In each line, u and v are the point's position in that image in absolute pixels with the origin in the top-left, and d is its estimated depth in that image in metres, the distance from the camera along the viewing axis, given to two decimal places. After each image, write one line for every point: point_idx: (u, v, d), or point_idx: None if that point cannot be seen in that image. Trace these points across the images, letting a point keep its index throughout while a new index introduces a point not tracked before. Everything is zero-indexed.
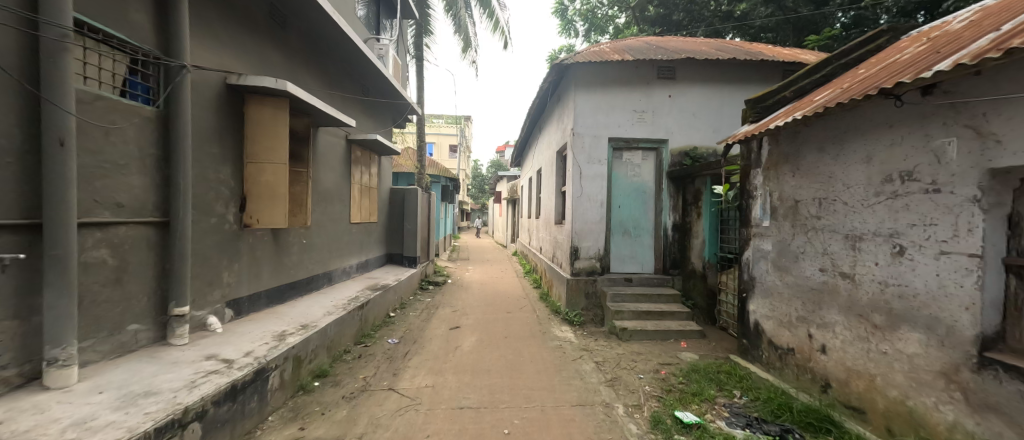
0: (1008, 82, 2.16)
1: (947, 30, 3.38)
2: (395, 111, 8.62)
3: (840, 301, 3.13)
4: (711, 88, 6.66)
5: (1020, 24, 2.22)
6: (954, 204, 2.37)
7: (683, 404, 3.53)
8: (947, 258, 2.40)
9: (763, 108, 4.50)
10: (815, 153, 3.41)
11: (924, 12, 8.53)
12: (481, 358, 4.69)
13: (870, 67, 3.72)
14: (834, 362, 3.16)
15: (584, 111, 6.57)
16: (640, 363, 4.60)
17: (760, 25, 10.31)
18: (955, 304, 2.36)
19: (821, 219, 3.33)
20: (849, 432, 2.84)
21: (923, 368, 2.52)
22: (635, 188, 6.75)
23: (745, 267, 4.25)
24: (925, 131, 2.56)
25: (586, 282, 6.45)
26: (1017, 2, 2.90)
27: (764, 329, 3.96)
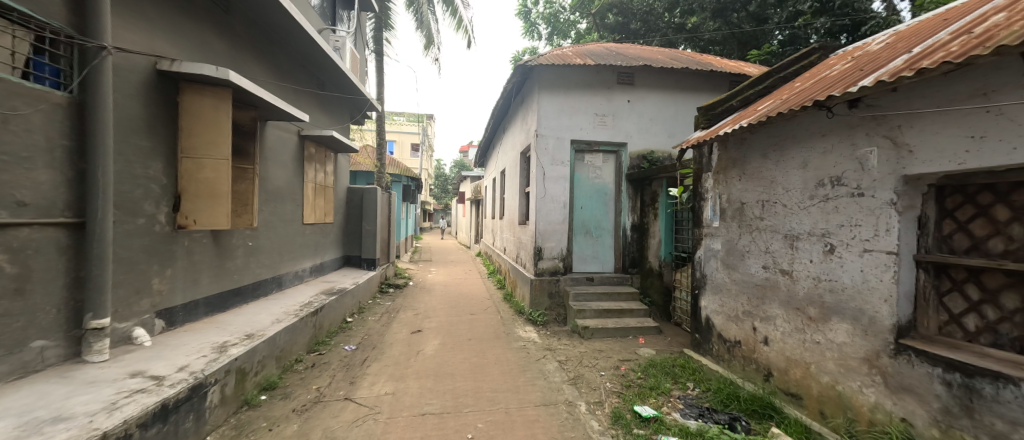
0: (920, 98, 2.41)
1: (868, 50, 3.75)
2: (353, 107, 8.30)
3: (781, 296, 3.36)
4: (667, 94, 6.96)
5: (928, 47, 2.48)
6: (875, 207, 2.61)
7: (641, 398, 3.65)
8: (870, 255, 2.64)
9: (713, 115, 4.78)
10: (759, 159, 3.65)
11: (846, 35, 9.63)
12: (444, 361, 4.59)
13: (805, 80, 4.05)
14: (775, 352, 3.39)
15: (547, 113, 6.65)
16: (601, 360, 4.70)
17: (709, 38, 10.86)
18: (877, 297, 2.60)
19: (764, 220, 3.56)
20: (788, 417, 3.06)
21: (850, 356, 2.75)
22: (596, 189, 6.92)
23: (698, 265, 4.47)
24: (851, 140, 2.81)
25: (549, 282, 6.52)
26: (924, 28, 3.28)
27: (714, 324, 4.18)
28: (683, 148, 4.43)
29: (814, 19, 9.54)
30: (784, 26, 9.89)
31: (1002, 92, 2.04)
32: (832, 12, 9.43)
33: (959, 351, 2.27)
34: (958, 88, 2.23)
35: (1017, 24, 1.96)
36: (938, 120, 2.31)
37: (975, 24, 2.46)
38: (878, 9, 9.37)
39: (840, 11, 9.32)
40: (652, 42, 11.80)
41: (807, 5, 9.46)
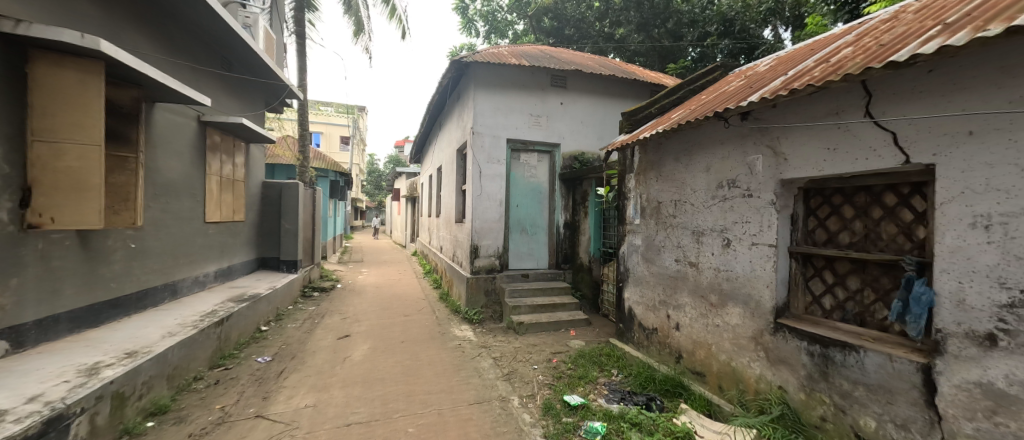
0: (793, 114, 2.84)
1: (758, 70, 4.33)
2: (269, 93, 7.52)
3: (689, 285, 3.75)
4: (596, 99, 7.36)
5: (800, 72, 2.94)
6: (760, 206, 3.03)
7: (571, 388, 3.83)
8: (756, 248, 3.06)
9: (635, 121, 5.19)
10: (672, 162, 4.03)
11: (744, 57, 10.92)
12: (374, 366, 4.38)
13: (710, 93, 4.56)
14: (685, 336, 3.78)
15: (483, 111, 6.64)
16: (534, 354, 4.84)
17: (635, 49, 11.70)
18: (762, 283, 3.02)
19: (676, 218, 3.94)
20: (694, 393, 3.44)
21: (742, 335, 3.17)
22: (531, 188, 7.09)
23: (622, 260, 4.80)
24: (743, 148, 3.23)
25: (485, 280, 6.54)
26: (799, 55, 3.88)
27: (636, 313, 4.53)
28: (609, 150, 4.72)
29: (719, 40, 10.90)
30: (697, 43, 11.19)
31: (848, 113, 2.49)
32: (734, 36, 10.79)
33: (819, 326, 2.72)
34: (818, 107, 2.68)
35: (859, 57, 2.40)
36: (805, 134, 2.74)
37: (832, 54, 2.97)
38: (767, 36, 10.86)
39: (740, 35, 10.77)
40: (584, 48, 12.34)
41: (713, 27, 10.91)
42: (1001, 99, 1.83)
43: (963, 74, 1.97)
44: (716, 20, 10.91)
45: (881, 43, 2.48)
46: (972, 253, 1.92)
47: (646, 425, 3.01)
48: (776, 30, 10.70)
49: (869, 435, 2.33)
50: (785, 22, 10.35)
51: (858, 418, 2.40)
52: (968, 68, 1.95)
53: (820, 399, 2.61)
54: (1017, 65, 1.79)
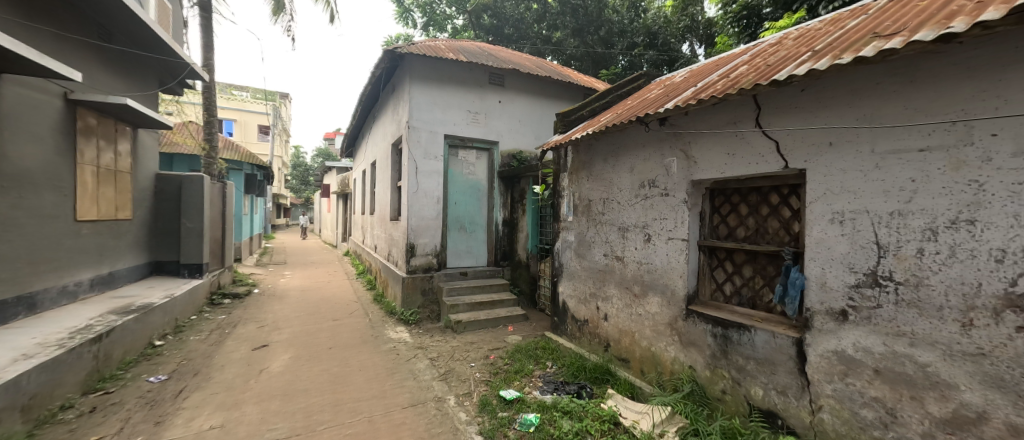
0: (700, 121, 3.16)
1: (676, 80, 4.77)
2: (165, 71, 6.55)
3: (616, 278, 4.01)
4: (534, 100, 7.53)
5: (707, 84, 3.28)
6: (675, 204, 3.34)
7: (507, 382, 3.89)
8: (672, 242, 3.36)
9: (569, 121, 5.45)
10: (600, 163, 4.27)
11: (666, 68, 11.87)
12: (296, 377, 4.04)
13: (636, 98, 4.92)
14: (612, 326, 4.04)
15: (419, 104, 6.44)
16: (472, 352, 4.84)
17: (571, 53, 12.15)
18: (676, 274, 3.33)
19: (605, 215, 4.19)
20: (619, 379, 3.69)
21: (660, 322, 3.47)
22: (469, 185, 7.04)
23: (557, 255, 4.99)
24: (660, 151, 3.52)
25: (422, 279, 6.36)
26: (709, 68, 4.34)
27: (569, 306, 4.74)
28: (545, 149, 4.86)
29: (646, 51, 11.73)
30: (626, 53, 11.93)
31: (743, 122, 2.83)
32: (658, 48, 11.68)
33: (720, 311, 3.07)
34: (720, 117, 3.01)
35: (751, 75, 2.75)
36: (710, 139, 3.07)
37: (733, 70, 3.36)
38: (686, 51, 11.91)
39: (662, 48, 11.70)
40: (523, 49, 12.52)
41: (640, 39, 11.72)
42: (852, 116, 2.21)
43: (826, 94, 2.34)
44: (642, 32, 11.72)
45: (769, 63, 2.87)
46: (830, 244, 2.30)
47: (576, 412, 3.17)
48: (692, 45, 11.80)
49: (758, 403, 2.69)
50: (700, 39, 11.46)
51: (749, 389, 2.76)
52: (829, 88, 2.32)
53: (722, 374, 2.95)
54: (862, 88, 2.17)
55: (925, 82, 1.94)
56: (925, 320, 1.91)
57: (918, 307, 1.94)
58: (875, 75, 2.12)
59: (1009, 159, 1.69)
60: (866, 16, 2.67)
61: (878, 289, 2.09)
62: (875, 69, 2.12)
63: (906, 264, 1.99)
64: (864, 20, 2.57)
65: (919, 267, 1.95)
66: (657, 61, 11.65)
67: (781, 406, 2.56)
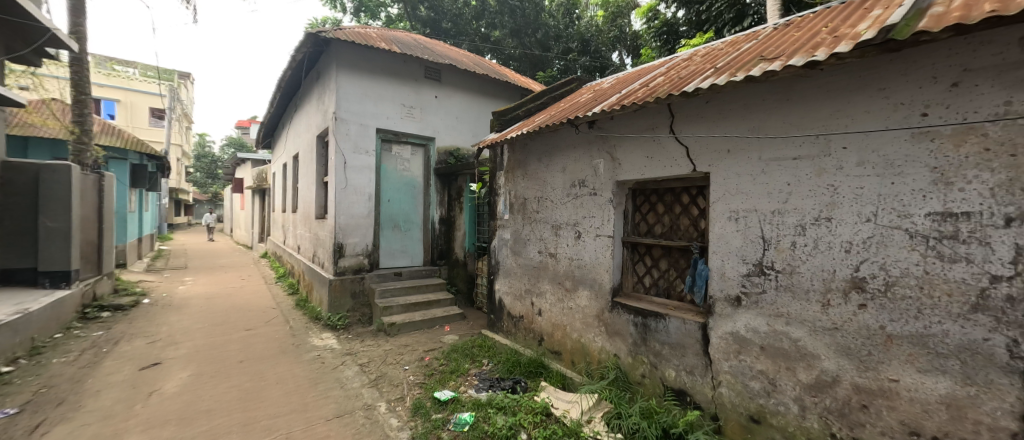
0: (624, 126, 3.38)
1: (605, 85, 5.08)
2: (12, 34, 5.35)
3: (549, 274, 4.15)
4: (470, 97, 7.50)
5: (630, 91, 3.53)
6: (602, 203, 3.55)
7: (442, 383, 3.84)
8: (599, 238, 3.57)
9: (504, 120, 5.53)
10: (534, 162, 4.39)
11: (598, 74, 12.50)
12: (197, 397, 3.59)
13: (569, 100, 5.14)
14: (546, 320, 4.18)
15: (348, 95, 6.04)
16: (406, 355, 4.69)
17: (509, 54, 12.27)
18: (603, 268, 3.54)
19: (539, 213, 4.31)
20: (552, 371, 3.82)
21: (589, 314, 3.67)
22: (403, 182, 6.79)
23: (493, 253, 5.03)
24: (589, 152, 3.71)
25: (352, 281, 5.99)
26: (633, 76, 4.69)
27: (505, 303, 4.81)
28: (481, 147, 4.86)
29: (580, 56, 12.26)
30: (561, 57, 12.36)
31: (660, 129, 3.09)
32: (590, 55, 12.26)
33: (641, 301, 3.33)
34: (640, 123, 3.25)
35: (667, 85, 3.01)
36: (632, 143, 3.30)
37: (653, 79, 3.66)
38: (615, 59, 12.65)
39: (595, 55, 12.29)
40: (461, 45, 12.35)
41: (574, 45, 12.21)
42: (744, 127, 2.53)
43: (725, 107, 2.65)
44: (576, 39, 12.23)
45: (681, 76, 3.17)
46: (728, 239, 2.61)
47: (510, 407, 3.22)
48: (621, 55, 12.58)
49: (671, 383, 2.97)
50: (628, 50, 12.27)
51: (664, 371, 3.03)
52: (727, 102, 2.63)
53: (641, 360, 3.20)
54: (752, 103, 2.49)
55: (797, 101, 2.28)
56: (797, 302, 2.26)
57: (791, 291, 2.29)
58: (761, 93, 2.44)
59: (854, 167, 2.05)
60: (758, 40, 3.07)
61: (763, 277, 2.42)
62: (762, 87, 2.44)
63: (783, 255, 2.33)
64: (756, 43, 2.95)
65: (793, 257, 2.29)
66: (590, 68, 12.21)
67: (689, 385, 2.85)
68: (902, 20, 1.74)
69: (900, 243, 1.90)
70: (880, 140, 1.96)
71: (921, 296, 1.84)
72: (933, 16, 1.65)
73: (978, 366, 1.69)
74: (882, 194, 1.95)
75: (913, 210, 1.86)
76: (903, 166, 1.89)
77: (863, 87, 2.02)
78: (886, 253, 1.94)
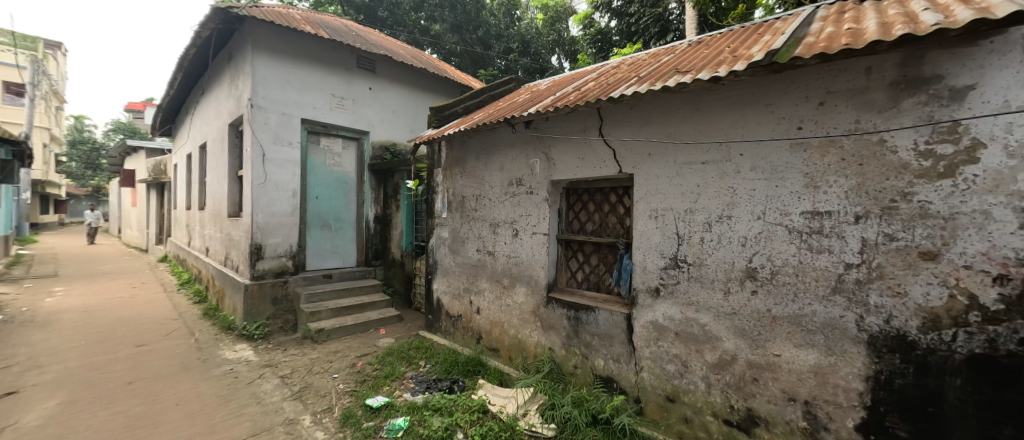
0: (557, 127, 3.50)
1: (542, 86, 5.23)
2: None
3: (487, 272, 4.17)
4: (407, 91, 7.26)
5: (565, 94, 3.67)
6: (538, 201, 3.66)
7: (375, 389, 3.68)
8: (535, 236, 3.67)
9: (442, 117, 5.43)
10: (472, 160, 4.37)
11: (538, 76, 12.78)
12: (70, 429, 3.05)
13: (508, 99, 5.21)
14: (484, 318, 4.20)
15: (267, 80, 5.49)
16: (336, 362, 4.41)
17: (450, 49, 11.98)
18: (538, 265, 3.65)
19: (477, 211, 4.30)
20: (490, 368, 3.85)
21: (525, 311, 3.76)
22: (332, 178, 6.37)
23: (431, 253, 4.93)
24: (525, 152, 3.79)
25: (273, 286, 5.48)
26: (569, 79, 4.89)
27: (443, 303, 4.75)
28: (417, 143, 4.73)
29: (520, 57, 12.43)
30: (502, 56, 12.41)
31: (590, 131, 3.25)
32: (531, 56, 12.49)
33: (574, 296, 3.48)
34: (572, 125, 3.39)
35: (597, 90, 3.18)
36: (565, 144, 3.43)
37: (586, 83, 3.85)
38: (554, 63, 13.00)
39: (535, 57, 12.54)
40: (398, 36, 11.78)
41: (515, 45, 12.35)
42: (662, 133, 2.77)
43: (646, 114, 2.86)
44: (517, 39, 12.37)
45: (611, 82, 3.37)
46: (649, 236, 2.83)
47: (446, 408, 3.18)
48: (560, 59, 12.98)
49: (600, 371, 3.16)
50: (566, 54, 12.69)
51: (594, 361, 3.20)
52: (648, 109, 2.85)
53: (574, 352, 3.36)
54: (668, 111, 2.73)
55: (705, 111, 2.54)
56: (704, 290, 2.53)
57: (699, 281, 2.56)
58: (676, 103, 2.69)
59: (749, 172, 2.34)
60: (676, 54, 3.38)
61: (677, 269, 2.67)
62: (676, 98, 2.68)
63: (694, 249, 2.59)
64: (674, 57, 3.23)
65: (701, 251, 2.55)
66: (530, 69, 12.43)
67: (616, 372, 3.05)
68: (783, 46, 2.02)
69: (782, 238, 2.21)
70: (768, 148, 2.26)
71: (797, 282, 2.16)
72: (806, 45, 1.95)
73: (836, 338, 2.03)
74: (769, 195, 2.26)
75: (791, 208, 2.18)
76: (784, 171, 2.20)
77: (755, 102, 2.32)
78: (772, 246, 2.24)
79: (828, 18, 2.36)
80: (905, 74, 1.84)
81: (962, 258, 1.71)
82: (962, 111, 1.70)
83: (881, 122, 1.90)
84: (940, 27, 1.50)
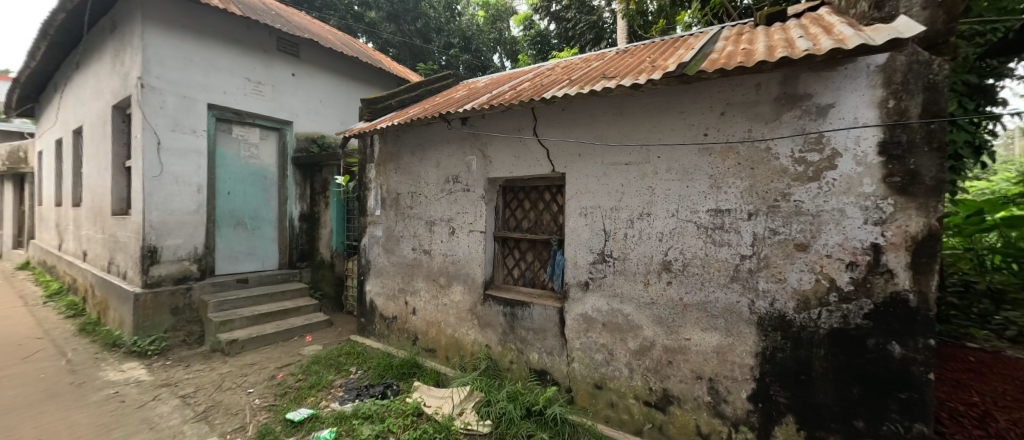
0: (493, 125, 3.51)
1: (480, 83, 5.21)
2: None
3: (423, 271, 4.07)
4: (336, 79, 6.81)
5: (502, 92, 3.69)
6: (474, 199, 3.64)
7: (298, 401, 3.41)
8: (472, 234, 3.65)
9: (375, 109, 5.17)
10: (406, 156, 4.22)
11: (479, 73, 12.72)
12: None
13: (445, 94, 5.12)
14: (420, 319, 4.10)
15: (162, 57, 4.78)
16: (251, 376, 4.00)
17: (386, 39, 11.35)
18: (475, 262, 3.64)
19: (412, 209, 4.17)
20: (426, 369, 3.77)
21: (462, 309, 3.73)
22: (247, 171, 5.76)
23: (363, 252, 4.68)
24: (462, 149, 3.75)
25: (171, 294, 4.80)
26: (507, 77, 4.94)
27: (377, 305, 4.54)
28: (347, 136, 4.44)
29: (461, 53, 12.24)
30: (442, 51, 12.13)
31: (525, 130, 3.31)
32: (472, 53, 12.35)
33: (510, 292, 3.53)
34: (507, 123, 3.42)
35: (532, 90, 3.25)
36: (501, 142, 3.46)
37: (523, 82, 3.92)
38: (496, 61, 13.01)
39: (476, 54, 12.42)
40: (327, 19, 10.65)
41: (456, 41, 12.14)
42: (591, 135, 2.91)
43: (576, 115, 2.99)
44: (457, 35, 12.18)
45: (546, 82, 3.46)
46: (578, 232, 2.97)
47: (378, 414, 3.05)
48: (502, 58, 13.03)
49: (534, 365, 3.25)
50: (506, 54, 12.79)
51: (529, 355, 3.28)
52: (577, 111, 2.98)
53: (510, 347, 3.41)
54: (596, 114, 2.87)
55: (628, 115, 2.72)
56: (627, 282, 2.72)
57: (623, 274, 2.74)
58: (603, 106, 2.84)
59: (664, 173, 2.56)
60: (606, 60, 3.58)
61: (605, 264, 2.83)
62: (603, 102, 2.84)
63: (619, 245, 2.76)
64: (604, 63, 3.42)
65: (625, 246, 2.74)
66: (471, 66, 12.34)
67: (550, 365, 3.15)
68: (691, 61, 2.23)
69: (692, 233, 2.45)
70: (680, 152, 2.49)
71: (703, 272, 2.41)
72: (711, 60, 2.17)
73: (734, 321, 2.30)
74: (681, 195, 2.49)
75: (699, 206, 2.42)
76: (693, 173, 2.44)
77: (670, 110, 2.53)
78: (684, 241, 2.48)
79: (730, 37, 2.67)
80: (786, 91, 2.13)
81: (825, 248, 2.04)
82: (826, 125, 2.02)
83: (767, 132, 2.19)
84: (809, 53, 1.77)
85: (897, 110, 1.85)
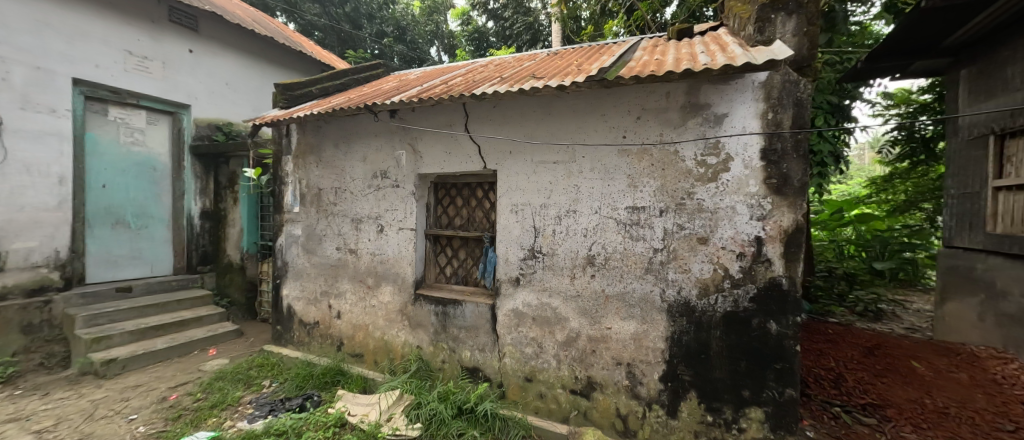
0: (423, 119, 3.41)
1: (411, 75, 5.01)
2: None
3: (349, 272, 3.83)
4: (245, 60, 6.09)
5: (433, 86, 3.59)
6: (404, 196, 3.50)
7: (196, 423, 3.00)
8: (402, 231, 3.51)
9: (291, 96, 4.68)
10: (329, 149, 3.93)
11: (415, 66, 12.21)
12: None
13: (373, 85, 4.84)
14: (345, 323, 3.85)
15: (4, 16, 3.80)
16: (134, 400, 3.43)
17: (311, 21, 10.55)
18: (405, 262, 3.51)
19: (335, 205, 3.90)
20: (351, 376, 3.55)
21: (392, 310, 3.58)
22: (129, 160, 4.92)
23: (279, 253, 4.26)
24: (390, 142, 3.58)
25: (22, 309, 3.90)
26: (440, 71, 4.81)
27: (296, 310, 4.17)
28: (258, 124, 4.00)
29: (395, 43, 11.62)
30: (374, 40, 11.44)
31: (456, 126, 3.26)
32: (407, 43, 11.78)
33: (441, 291, 3.47)
34: (438, 117, 3.34)
35: (463, 86, 3.20)
36: (431, 137, 3.37)
37: (456, 77, 3.85)
38: (433, 54, 12.56)
39: (411, 45, 11.84)
40: None
41: (389, 29, 11.49)
42: (520, 133, 2.96)
43: (507, 113, 3.02)
44: (391, 23, 11.46)
45: (478, 79, 3.45)
46: (510, 229, 3.01)
47: (296, 429, 2.81)
48: (439, 52, 12.63)
49: (465, 363, 3.24)
50: (445, 48, 12.44)
51: (461, 354, 3.26)
52: (508, 109, 3.01)
53: (442, 347, 3.36)
54: (526, 113, 2.92)
55: (556, 115, 2.81)
56: (555, 277, 2.83)
57: (552, 269, 2.84)
58: (532, 105, 2.90)
59: (589, 172, 2.70)
60: (538, 60, 3.66)
61: (535, 259, 2.91)
62: (532, 101, 2.90)
63: (548, 240, 2.85)
64: (535, 63, 3.49)
65: (553, 242, 2.83)
66: (406, 57, 11.77)
67: (482, 362, 3.16)
68: (612, 67, 2.37)
69: (613, 229, 2.62)
70: (602, 152, 2.65)
71: (623, 265, 2.59)
72: (630, 68, 2.32)
73: (648, 309, 2.51)
74: (604, 192, 2.64)
75: (619, 204, 2.60)
76: (614, 172, 2.61)
77: (593, 112, 2.67)
78: (606, 236, 2.64)
79: (648, 48, 2.89)
80: (690, 100, 2.37)
81: (721, 241, 2.31)
82: (721, 131, 2.28)
83: (676, 136, 2.41)
84: (708, 67, 1.98)
85: (774, 122, 2.15)
